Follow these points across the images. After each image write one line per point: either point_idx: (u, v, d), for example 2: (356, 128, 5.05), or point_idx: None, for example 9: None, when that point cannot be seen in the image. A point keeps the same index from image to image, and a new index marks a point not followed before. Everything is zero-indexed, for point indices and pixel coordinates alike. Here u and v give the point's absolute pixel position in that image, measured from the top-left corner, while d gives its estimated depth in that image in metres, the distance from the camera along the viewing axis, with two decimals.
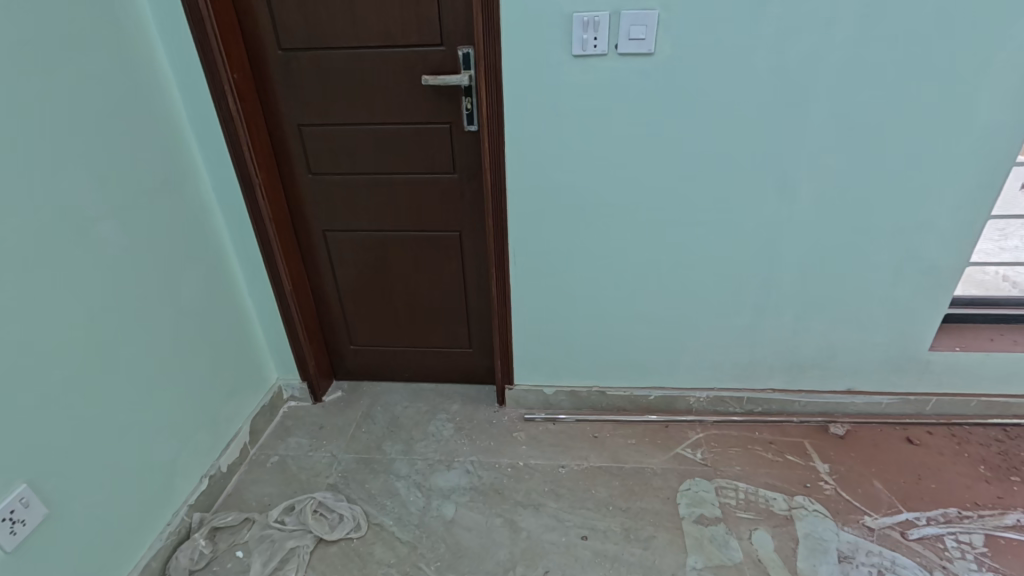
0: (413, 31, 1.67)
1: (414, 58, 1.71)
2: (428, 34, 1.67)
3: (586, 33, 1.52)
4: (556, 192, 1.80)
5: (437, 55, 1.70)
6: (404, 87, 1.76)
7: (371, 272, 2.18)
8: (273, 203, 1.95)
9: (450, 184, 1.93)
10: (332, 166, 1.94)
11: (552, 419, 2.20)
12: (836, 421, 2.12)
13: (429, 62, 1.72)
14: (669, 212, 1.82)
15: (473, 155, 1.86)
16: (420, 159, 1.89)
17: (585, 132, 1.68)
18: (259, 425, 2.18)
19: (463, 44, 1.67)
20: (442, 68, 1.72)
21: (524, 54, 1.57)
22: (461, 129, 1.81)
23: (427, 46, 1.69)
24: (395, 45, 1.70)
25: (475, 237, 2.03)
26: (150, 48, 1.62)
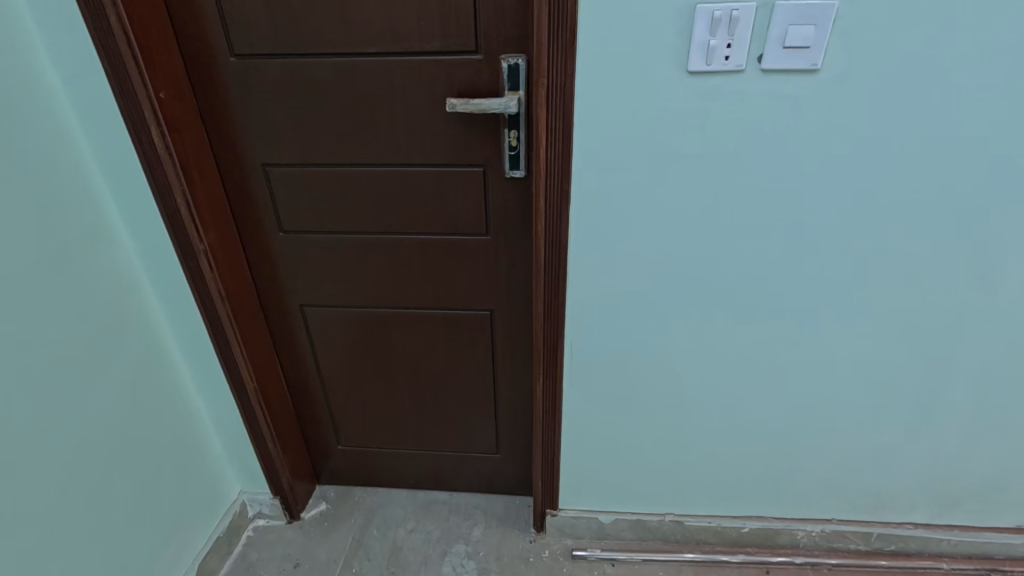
0: (434, 30, 1.10)
1: (435, 72, 1.14)
2: (457, 36, 1.10)
3: (714, 38, 0.95)
4: (640, 269, 1.24)
5: (470, 67, 1.13)
6: (418, 114, 1.19)
7: (367, 358, 1.60)
8: (230, 275, 1.36)
9: (480, 250, 1.36)
10: (313, 224, 1.36)
11: (610, 558, 1.63)
12: (1002, 570, 1.55)
13: (458, 76, 1.14)
14: (800, 297, 1.26)
15: (517, 211, 1.29)
16: (439, 215, 1.32)
17: (690, 186, 1.12)
18: (211, 567, 1.60)
19: (511, 51, 1.10)
20: (475, 86, 1.15)
21: (610, 70, 1.00)
22: (500, 175, 1.24)
23: (455, 52, 1.12)
24: (405, 51, 1.13)
25: (512, 318, 1.46)
26: (25, 56, 1.04)
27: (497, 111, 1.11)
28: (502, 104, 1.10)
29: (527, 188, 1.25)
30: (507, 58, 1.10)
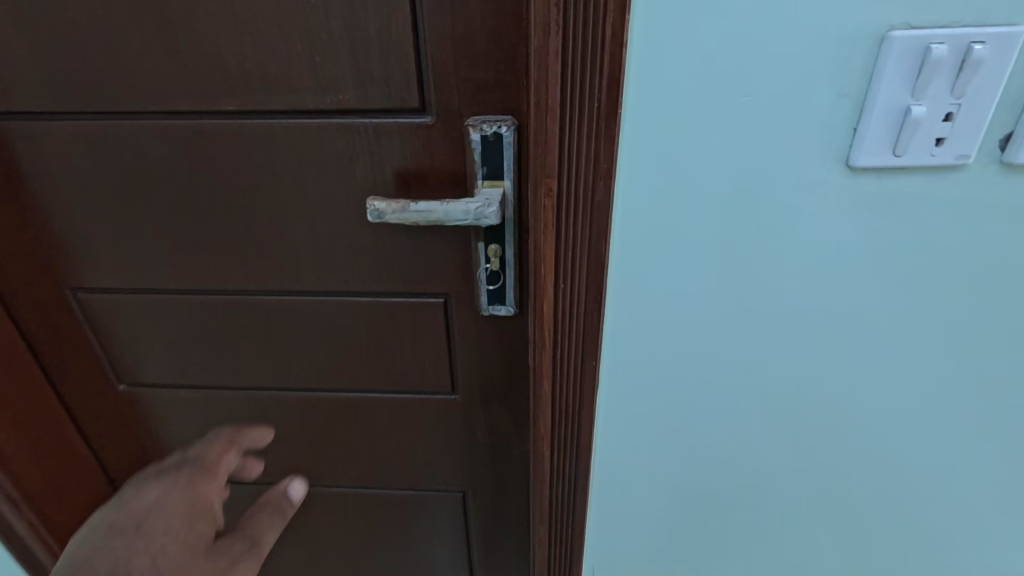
0: (340, 71, 0.59)
1: (349, 145, 0.63)
2: (383, 83, 0.59)
3: (919, 103, 0.44)
4: (716, 486, 0.70)
5: (410, 138, 0.62)
6: (326, 214, 0.68)
7: (281, 545, 1.07)
8: (29, 460, 0.84)
9: (444, 411, 0.84)
10: (173, 372, 0.84)
11: None
12: None
13: (392, 153, 0.63)
14: (976, 550, 0.71)
15: (501, 362, 0.77)
16: (374, 365, 0.80)
17: (769, 372, 0.59)
18: None
19: (487, 112, 0.59)
20: (422, 170, 0.64)
21: (684, 162, 0.48)
22: (472, 310, 0.73)
23: (381, 112, 0.61)
24: (292, 108, 0.61)
25: (497, 506, 0.94)
26: None
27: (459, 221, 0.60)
28: (468, 211, 0.59)
29: (522, 327, 0.73)
30: (479, 124, 0.59)
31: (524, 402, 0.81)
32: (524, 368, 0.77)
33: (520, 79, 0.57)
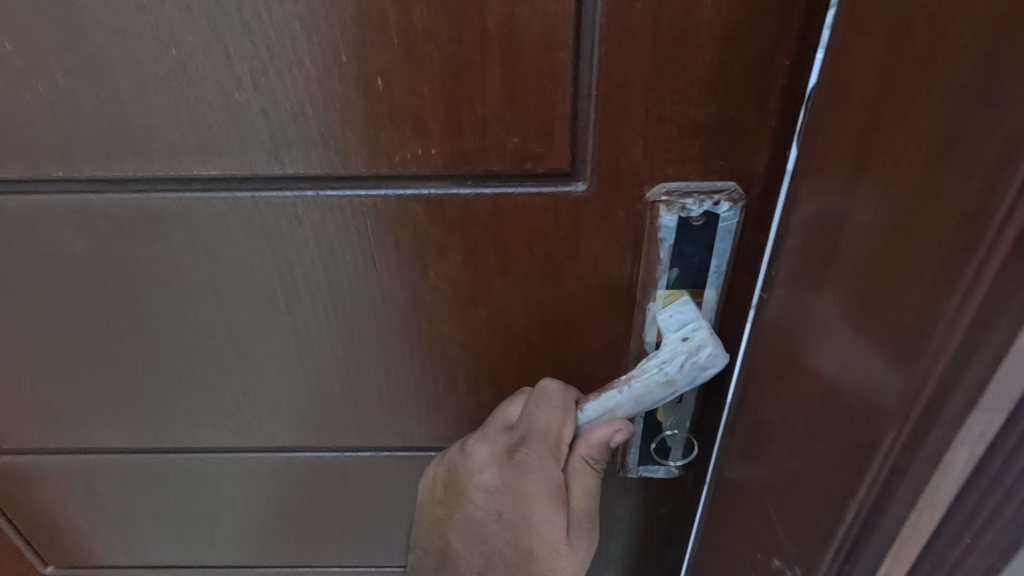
0: (421, 105, 0.31)
1: (430, 230, 0.35)
2: (502, 125, 0.31)
3: None
4: None
5: (540, 217, 0.34)
6: (382, 334, 0.40)
7: None
8: None
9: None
10: (138, 548, 0.56)
11: None
12: None
13: (504, 245, 0.36)
14: None
15: (644, 534, 0.49)
16: None
17: None
18: None
19: (693, 178, 0.32)
20: (556, 269, 0.36)
21: None
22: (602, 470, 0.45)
23: (492, 176, 0.33)
24: (329, 171, 0.34)
25: None
26: None
27: (663, 399, 0.34)
28: (676, 382, 0.33)
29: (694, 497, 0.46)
30: (677, 200, 0.33)
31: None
32: (673, 554, 0.50)
33: (766, 123, 0.30)
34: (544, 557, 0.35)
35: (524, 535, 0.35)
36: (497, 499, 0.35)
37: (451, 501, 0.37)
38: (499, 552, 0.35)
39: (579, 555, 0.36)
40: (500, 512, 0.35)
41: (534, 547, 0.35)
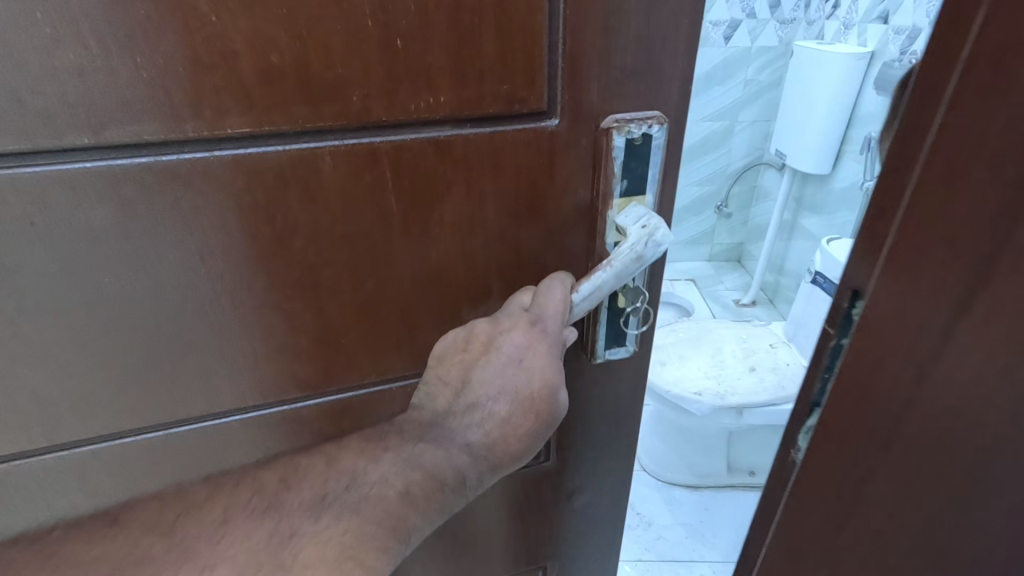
0: (435, 60, 0.38)
1: (438, 167, 0.43)
2: (493, 76, 0.40)
3: None
4: None
5: (528, 148, 0.44)
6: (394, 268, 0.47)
7: None
8: None
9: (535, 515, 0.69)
10: None
11: None
12: None
13: (496, 174, 0.44)
14: None
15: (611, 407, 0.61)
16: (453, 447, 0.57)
17: None
18: None
19: (642, 106, 0.44)
20: (540, 189, 0.46)
21: None
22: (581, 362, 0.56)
23: (487, 116, 0.42)
24: (355, 125, 0.39)
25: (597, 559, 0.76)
26: None
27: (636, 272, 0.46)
28: (644, 256, 0.45)
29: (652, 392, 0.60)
30: (625, 126, 0.44)
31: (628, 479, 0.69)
32: (631, 420, 0.63)
33: (679, 65, 0.43)
34: (540, 395, 0.48)
35: (531, 382, 0.47)
36: (518, 352, 0.46)
37: (477, 352, 0.47)
38: (507, 390, 0.48)
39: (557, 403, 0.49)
40: (519, 361, 0.47)
41: (532, 396, 0.48)
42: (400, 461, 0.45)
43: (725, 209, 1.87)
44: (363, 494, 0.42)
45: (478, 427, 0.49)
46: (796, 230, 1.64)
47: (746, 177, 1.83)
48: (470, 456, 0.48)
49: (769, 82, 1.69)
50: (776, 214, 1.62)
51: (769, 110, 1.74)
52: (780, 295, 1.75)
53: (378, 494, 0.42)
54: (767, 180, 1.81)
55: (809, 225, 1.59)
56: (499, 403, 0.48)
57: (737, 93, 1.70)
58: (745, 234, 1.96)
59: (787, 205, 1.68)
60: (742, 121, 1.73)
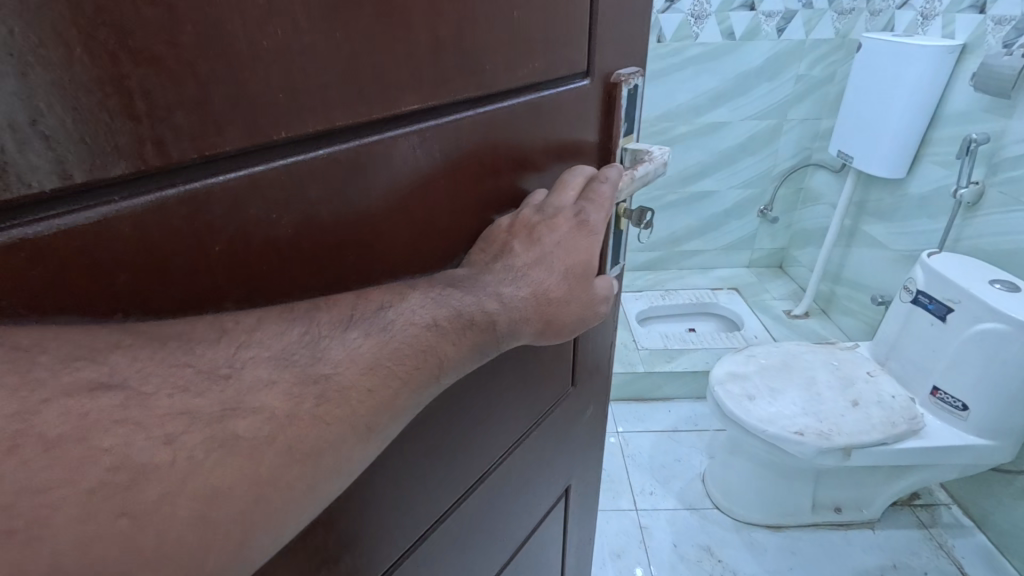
0: (533, 32, 0.33)
1: (529, 129, 0.36)
2: (563, 42, 0.36)
3: None
4: None
5: (572, 108, 0.39)
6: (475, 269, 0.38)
7: None
8: None
9: (538, 513, 0.57)
10: None
11: None
12: None
13: (560, 139, 0.39)
14: None
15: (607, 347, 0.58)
16: (503, 433, 0.45)
17: None
18: None
19: (631, 51, 0.44)
20: (567, 125, 0.39)
21: None
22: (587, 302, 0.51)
23: (551, 83, 0.36)
24: (479, 88, 0.31)
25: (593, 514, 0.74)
26: None
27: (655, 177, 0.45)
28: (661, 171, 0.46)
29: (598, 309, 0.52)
30: (631, 78, 0.43)
31: (589, 433, 0.63)
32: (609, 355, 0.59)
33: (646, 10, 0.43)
34: (580, 290, 0.36)
35: (569, 264, 0.36)
36: (561, 242, 0.35)
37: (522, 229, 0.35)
38: (552, 272, 0.35)
39: (610, 285, 0.39)
40: (562, 243, 0.35)
41: (576, 266, 0.36)
42: (426, 297, 0.29)
43: (769, 212, 1.67)
44: (390, 323, 0.27)
45: (523, 283, 0.34)
46: (858, 237, 1.39)
47: (791, 179, 1.64)
48: (500, 307, 0.32)
49: (824, 77, 1.49)
50: (836, 221, 1.41)
51: (822, 110, 1.53)
52: (835, 306, 1.51)
53: (402, 324, 0.27)
54: (815, 182, 1.60)
55: (873, 231, 1.35)
56: (545, 267, 0.34)
57: (789, 90, 1.50)
58: (789, 238, 1.75)
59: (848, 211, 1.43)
60: (794, 120, 1.55)
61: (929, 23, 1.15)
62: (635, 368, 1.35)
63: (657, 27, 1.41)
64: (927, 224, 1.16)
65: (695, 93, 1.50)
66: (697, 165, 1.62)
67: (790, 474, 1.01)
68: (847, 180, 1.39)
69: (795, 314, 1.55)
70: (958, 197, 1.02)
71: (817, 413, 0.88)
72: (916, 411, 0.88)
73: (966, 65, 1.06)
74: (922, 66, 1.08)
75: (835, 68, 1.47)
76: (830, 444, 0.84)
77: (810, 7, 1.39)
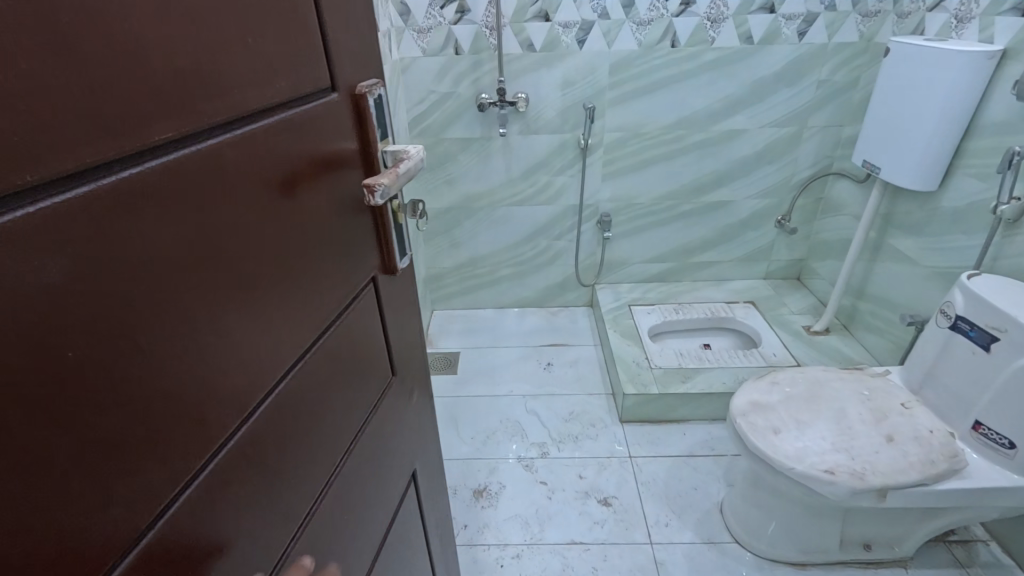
0: (271, 51, 0.32)
1: (292, 148, 0.34)
2: (305, 60, 0.35)
3: None
4: None
5: (328, 119, 0.38)
6: (283, 309, 0.35)
7: None
8: None
9: (390, 508, 0.55)
10: None
11: None
12: None
13: (325, 153, 0.38)
14: None
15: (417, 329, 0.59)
16: (330, 443, 0.42)
17: None
18: None
19: (365, 62, 0.43)
20: (327, 138, 0.38)
21: None
22: (380, 300, 0.49)
23: (302, 97, 0.35)
24: (232, 109, 0.29)
25: (443, 504, 0.73)
26: None
27: (418, 172, 0.46)
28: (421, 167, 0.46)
29: (377, 298, 0.48)
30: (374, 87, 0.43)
31: (421, 420, 0.62)
32: (420, 339, 0.60)
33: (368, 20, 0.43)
34: None
35: None
36: None
37: None
38: None
39: None
40: None
41: None
42: None
43: (786, 222, 1.61)
44: None
45: None
46: (884, 251, 1.33)
47: (811, 188, 1.57)
48: None
49: (847, 82, 1.42)
50: (860, 235, 1.33)
51: (845, 115, 1.46)
52: (857, 322, 1.44)
53: None
54: (837, 191, 1.53)
55: (900, 245, 1.28)
56: None
57: (809, 95, 1.43)
58: (807, 249, 1.68)
59: (873, 222, 1.36)
60: (815, 127, 1.48)
61: (965, 25, 1.08)
62: (648, 389, 1.28)
63: (672, 30, 1.34)
64: (964, 240, 1.09)
65: (710, 99, 1.44)
66: (713, 173, 1.55)
67: (813, 510, 0.94)
68: (872, 191, 1.32)
69: (815, 330, 1.48)
70: (998, 214, 0.95)
71: (847, 449, 0.82)
72: (956, 447, 0.82)
73: (1007, 70, 0.99)
74: (959, 71, 1.01)
75: (860, 71, 1.40)
76: (864, 485, 0.77)
77: (834, 9, 1.32)
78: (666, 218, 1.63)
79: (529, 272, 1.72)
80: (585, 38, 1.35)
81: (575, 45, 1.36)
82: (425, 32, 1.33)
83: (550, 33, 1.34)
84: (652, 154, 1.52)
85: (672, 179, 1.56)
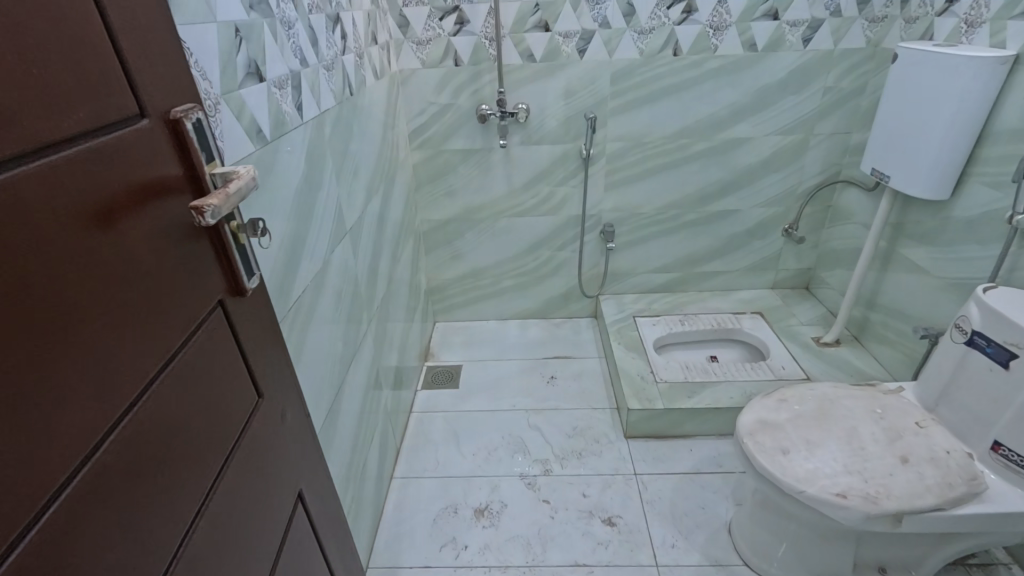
0: (54, 79, 0.29)
1: (101, 178, 0.32)
2: (98, 86, 0.32)
3: None
4: None
5: (140, 146, 0.35)
6: (116, 348, 0.33)
7: None
8: None
9: (275, 540, 0.52)
10: None
11: None
12: None
13: (143, 183, 0.35)
14: None
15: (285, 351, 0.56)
16: (192, 479, 0.40)
17: None
18: None
19: (183, 86, 0.40)
20: (140, 165, 0.35)
21: None
22: (232, 328, 0.46)
23: (105, 123, 0.33)
24: (20, 142, 0.27)
25: (341, 527, 0.71)
26: None
27: (251, 192, 0.43)
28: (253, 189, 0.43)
29: (229, 326, 0.46)
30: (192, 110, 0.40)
31: (303, 443, 0.59)
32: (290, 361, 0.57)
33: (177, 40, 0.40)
34: None
35: None
36: None
37: None
38: None
39: None
40: None
41: None
42: None
43: (794, 231, 1.58)
44: None
45: None
46: (896, 261, 1.29)
47: (818, 197, 1.54)
48: None
49: (854, 89, 1.39)
50: (871, 245, 1.30)
51: (852, 122, 1.43)
52: (868, 333, 1.40)
53: None
54: (845, 200, 1.50)
55: (911, 255, 1.24)
56: None
57: (815, 103, 1.41)
58: (816, 258, 1.64)
59: (883, 232, 1.33)
60: (821, 135, 1.45)
61: (975, 30, 1.06)
62: (653, 404, 1.25)
63: (674, 39, 1.33)
64: (977, 250, 1.06)
65: (713, 107, 1.42)
66: (718, 183, 1.53)
67: (825, 533, 0.91)
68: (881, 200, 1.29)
69: (825, 342, 1.44)
70: (1014, 224, 0.91)
71: (860, 472, 0.78)
72: (975, 468, 0.78)
73: (1020, 75, 0.96)
74: (970, 77, 0.98)
75: (867, 78, 1.38)
76: (878, 510, 0.74)
77: (840, 15, 1.30)
78: (671, 228, 1.60)
79: (532, 283, 1.70)
80: (585, 48, 1.34)
81: (576, 55, 1.34)
82: (425, 43, 1.32)
83: (550, 43, 1.33)
84: (656, 164, 1.50)
85: (675, 188, 1.54)
